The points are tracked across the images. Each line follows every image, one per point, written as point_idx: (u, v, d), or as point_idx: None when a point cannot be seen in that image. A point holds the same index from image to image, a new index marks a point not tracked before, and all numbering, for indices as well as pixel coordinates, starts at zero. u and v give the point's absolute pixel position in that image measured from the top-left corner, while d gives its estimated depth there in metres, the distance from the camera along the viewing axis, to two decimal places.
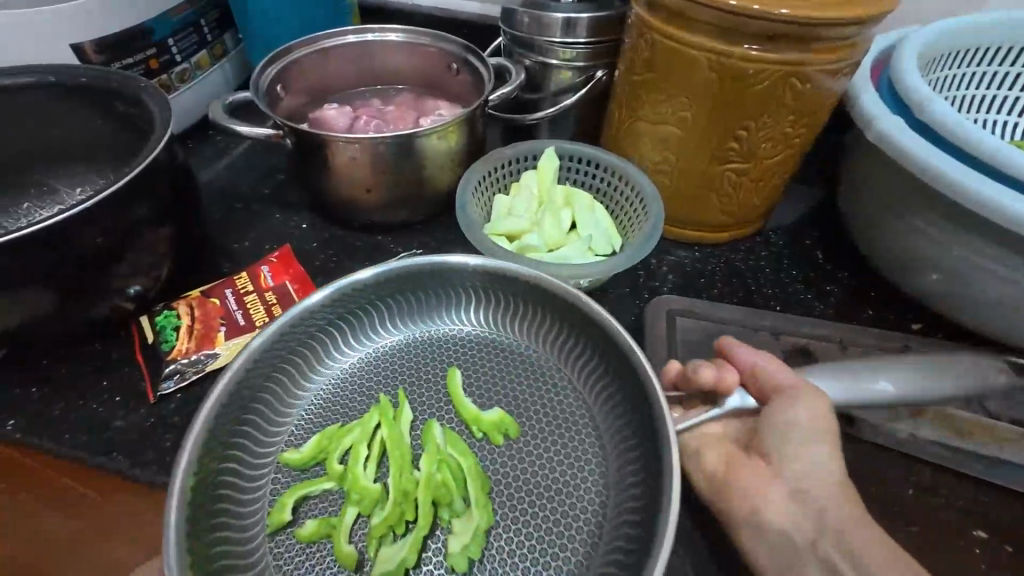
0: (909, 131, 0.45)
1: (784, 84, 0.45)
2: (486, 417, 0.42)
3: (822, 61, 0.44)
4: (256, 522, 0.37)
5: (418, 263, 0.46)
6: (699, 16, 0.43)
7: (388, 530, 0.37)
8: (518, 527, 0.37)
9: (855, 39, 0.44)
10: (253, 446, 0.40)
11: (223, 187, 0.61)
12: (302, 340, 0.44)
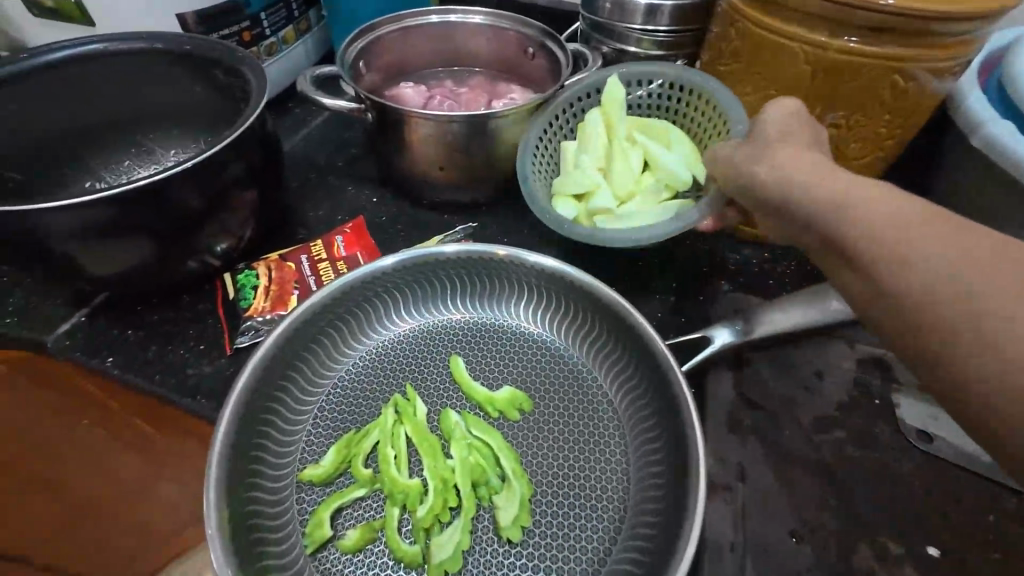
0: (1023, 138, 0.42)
1: (883, 81, 0.43)
2: (495, 397, 0.44)
3: (929, 58, 0.41)
4: (292, 536, 0.38)
5: (416, 259, 0.48)
6: (796, 7, 0.41)
7: (434, 520, 0.39)
8: (552, 495, 0.40)
9: (969, 35, 0.41)
10: (278, 444, 0.41)
11: (301, 157, 0.64)
12: (313, 334, 0.45)
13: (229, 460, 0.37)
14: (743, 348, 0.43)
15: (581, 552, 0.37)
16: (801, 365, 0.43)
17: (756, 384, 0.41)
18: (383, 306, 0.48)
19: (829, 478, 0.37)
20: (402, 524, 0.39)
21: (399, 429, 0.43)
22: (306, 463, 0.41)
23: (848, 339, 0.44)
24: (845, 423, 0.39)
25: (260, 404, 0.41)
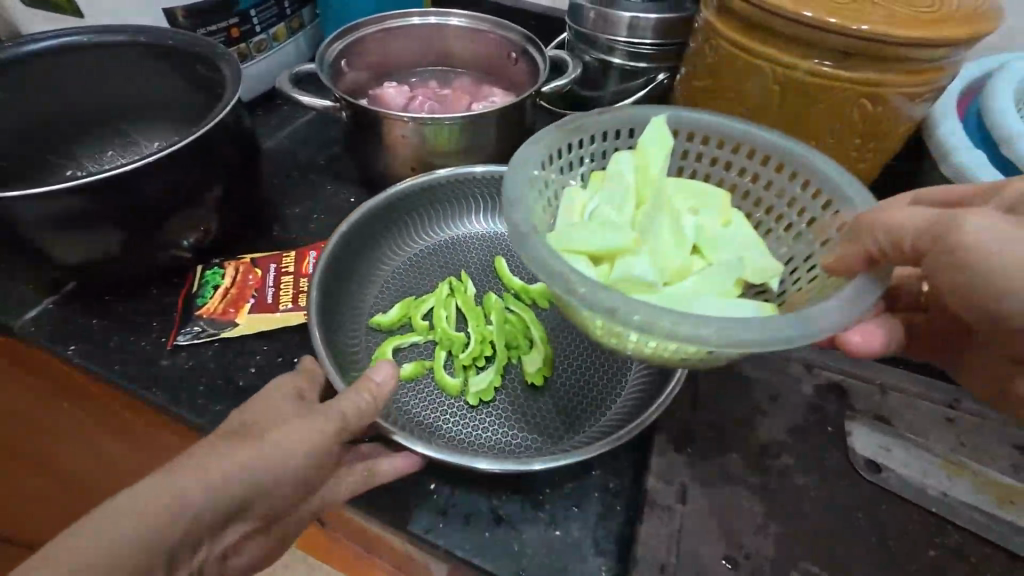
0: (994, 170, 0.41)
1: (853, 105, 0.43)
2: (532, 287, 0.50)
3: (900, 83, 0.41)
4: (363, 365, 0.44)
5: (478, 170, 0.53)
6: (771, 25, 0.41)
7: (474, 363, 0.44)
8: (578, 363, 0.45)
9: (941, 62, 0.41)
10: (350, 299, 0.47)
11: (284, 155, 0.65)
12: (386, 219, 0.51)
13: (318, 292, 0.43)
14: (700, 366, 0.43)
15: (591, 405, 0.43)
16: (757, 386, 0.42)
17: (710, 402, 0.41)
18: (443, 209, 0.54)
19: (773, 503, 0.36)
20: (449, 362, 0.44)
21: (455, 298, 0.48)
22: (372, 315, 0.47)
23: (807, 362, 0.44)
24: (796, 448, 0.39)
25: (339, 262, 0.47)
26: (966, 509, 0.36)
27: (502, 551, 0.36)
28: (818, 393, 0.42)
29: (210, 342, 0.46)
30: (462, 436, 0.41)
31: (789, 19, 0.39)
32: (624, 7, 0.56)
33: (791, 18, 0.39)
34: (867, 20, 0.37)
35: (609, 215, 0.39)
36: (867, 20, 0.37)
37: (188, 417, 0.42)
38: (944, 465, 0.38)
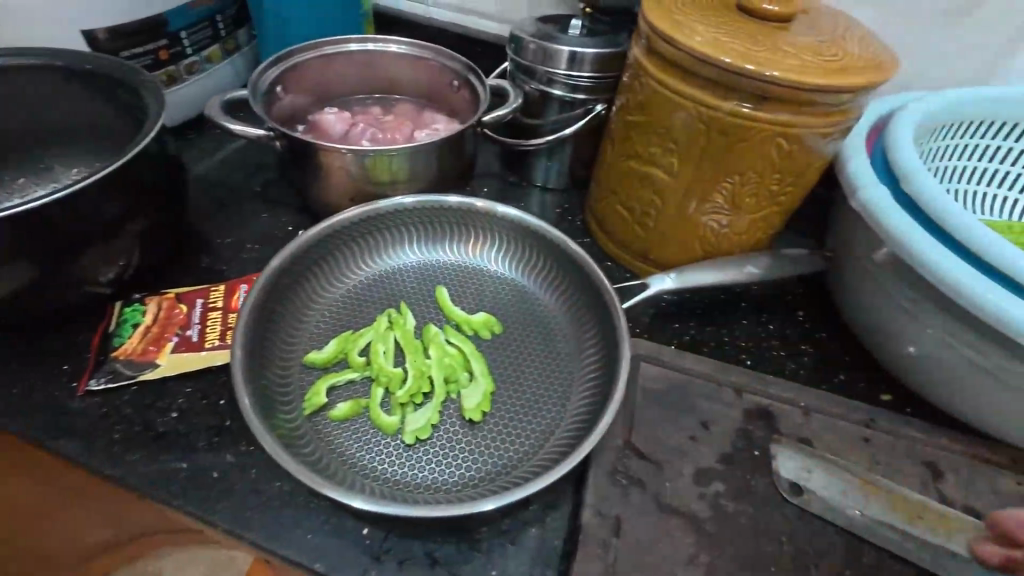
0: (897, 208, 0.44)
1: (773, 143, 0.45)
2: (474, 318, 0.49)
3: (813, 124, 0.44)
4: (294, 406, 0.42)
5: (423, 200, 0.51)
6: (693, 67, 0.44)
7: (411, 400, 0.43)
8: (514, 400, 0.45)
9: (848, 105, 0.44)
10: (281, 339, 0.45)
11: (218, 181, 0.63)
12: (324, 250, 0.50)
13: (243, 334, 0.41)
14: (635, 393, 0.44)
15: (525, 442, 0.42)
16: (688, 413, 0.44)
17: (645, 431, 0.42)
18: (380, 239, 0.52)
19: (704, 532, 0.37)
20: (386, 400, 0.43)
21: (396, 331, 0.48)
22: (307, 352, 0.46)
23: (736, 388, 0.45)
24: (727, 474, 0.40)
25: (268, 301, 0.45)
26: (879, 527, 0.38)
27: None
28: (747, 420, 0.43)
29: (127, 386, 0.43)
30: (396, 478, 0.40)
31: (711, 63, 0.42)
32: (562, 41, 0.58)
33: (713, 61, 0.41)
34: (779, 66, 0.40)
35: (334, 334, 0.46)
36: (778, 66, 0.40)
37: (100, 468, 0.39)
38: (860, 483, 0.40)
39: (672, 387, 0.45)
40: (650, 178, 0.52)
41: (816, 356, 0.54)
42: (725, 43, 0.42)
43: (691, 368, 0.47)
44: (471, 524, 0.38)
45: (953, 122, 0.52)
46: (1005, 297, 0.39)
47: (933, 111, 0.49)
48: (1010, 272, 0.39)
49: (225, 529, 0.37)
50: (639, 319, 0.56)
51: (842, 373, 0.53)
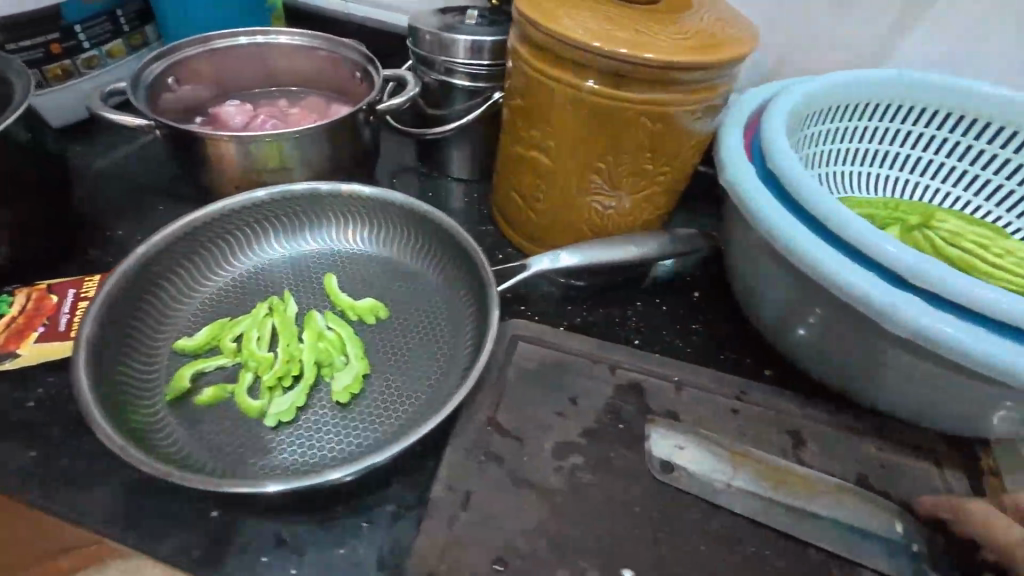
0: (764, 189, 0.45)
1: (642, 123, 0.46)
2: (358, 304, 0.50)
3: (678, 102, 0.45)
4: (157, 393, 0.42)
5: (301, 188, 0.52)
6: (560, 50, 0.44)
7: (279, 384, 0.43)
8: (388, 382, 0.45)
9: (711, 83, 0.45)
10: (152, 328, 0.46)
11: (119, 175, 0.62)
12: (201, 242, 0.50)
13: (95, 327, 0.41)
14: (508, 372, 0.44)
15: (393, 422, 0.42)
16: (558, 391, 0.44)
17: (512, 408, 0.42)
18: (265, 229, 0.52)
19: (554, 505, 0.37)
20: (254, 385, 0.43)
21: (275, 318, 0.47)
22: (178, 339, 0.46)
23: (611, 364, 0.46)
24: (588, 448, 0.40)
25: (133, 290, 0.45)
26: (732, 494, 0.39)
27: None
28: (618, 395, 0.44)
29: None
30: (253, 462, 0.39)
31: (573, 44, 0.43)
32: (460, 31, 0.59)
33: (574, 42, 0.42)
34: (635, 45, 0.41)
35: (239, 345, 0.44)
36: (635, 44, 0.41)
37: None
38: (727, 453, 0.41)
39: (547, 365, 0.46)
40: (535, 163, 0.52)
41: (705, 335, 0.54)
42: (587, 25, 0.43)
43: (572, 347, 0.47)
44: (325, 504, 0.38)
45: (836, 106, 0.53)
46: (872, 280, 0.39)
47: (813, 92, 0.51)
48: (879, 256, 0.39)
49: (67, 516, 0.36)
50: (534, 303, 0.56)
51: (729, 351, 0.53)
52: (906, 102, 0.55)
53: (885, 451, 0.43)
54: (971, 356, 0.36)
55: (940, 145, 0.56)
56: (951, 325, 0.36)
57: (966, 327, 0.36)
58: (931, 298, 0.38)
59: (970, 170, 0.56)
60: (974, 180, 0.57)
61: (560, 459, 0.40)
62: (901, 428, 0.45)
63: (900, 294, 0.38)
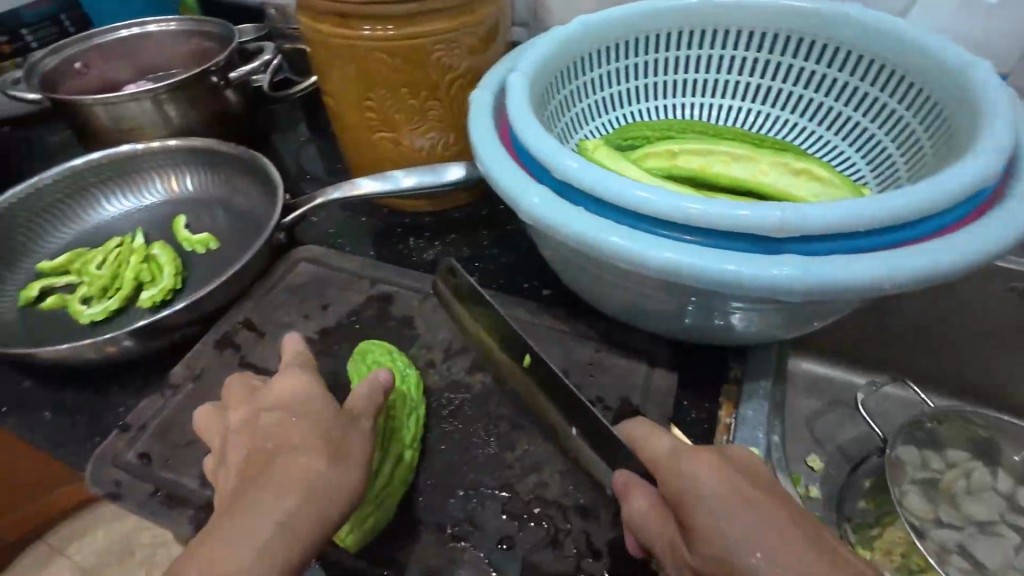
0: (485, 126, 0.46)
1: (406, 57, 0.50)
2: (198, 236, 0.59)
3: (432, 30, 0.48)
4: (13, 301, 0.53)
5: (127, 149, 0.60)
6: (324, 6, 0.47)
7: (100, 293, 0.53)
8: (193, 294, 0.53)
9: (464, 9, 0.49)
10: (30, 250, 0.58)
11: (55, 145, 0.76)
12: (53, 199, 0.59)
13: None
14: (277, 285, 0.51)
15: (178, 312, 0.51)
16: (314, 298, 0.50)
17: (264, 313, 0.49)
18: (129, 180, 0.62)
19: (264, 382, 0.44)
20: (86, 296, 0.53)
21: (120, 248, 0.57)
22: (43, 261, 0.57)
23: (370, 279, 0.51)
24: (317, 342, 0.47)
25: (8, 222, 0.56)
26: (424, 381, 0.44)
27: (52, 428, 0.44)
28: (363, 304, 0.49)
29: None
30: (66, 342, 0.50)
31: None
32: None
33: None
34: None
35: (88, 271, 0.55)
36: None
37: None
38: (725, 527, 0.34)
39: (315, 280, 0.52)
40: (334, 109, 0.57)
41: (490, 266, 0.57)
42: None
43: (344, 266, 0.53)
44: (102, 382, 0.47)
45: (630, 39, 0.54)
46: (577, 215, 0.38)
47: (591, 30, 0.51)
48: (560, 175, 0.39)
49: None
50: (353, 238, 0.61)
51: (516, 277, 0.55)
52: (716, 27, 0.54)
53: (600, 352, 0.45)
54: (629, 260, 0.36)
55: (753, 67, 0.56)
56: (613, 232, 0.36)
57: (628, 233, 0.36)
58: (608, 211, 0.38)
59: (786, 89, 0.56)
60: (792, 98, 0.56)
61: (286, 351, 0.46)
62: (630, 333, 0.46)
63: (583, 211, 0.38)
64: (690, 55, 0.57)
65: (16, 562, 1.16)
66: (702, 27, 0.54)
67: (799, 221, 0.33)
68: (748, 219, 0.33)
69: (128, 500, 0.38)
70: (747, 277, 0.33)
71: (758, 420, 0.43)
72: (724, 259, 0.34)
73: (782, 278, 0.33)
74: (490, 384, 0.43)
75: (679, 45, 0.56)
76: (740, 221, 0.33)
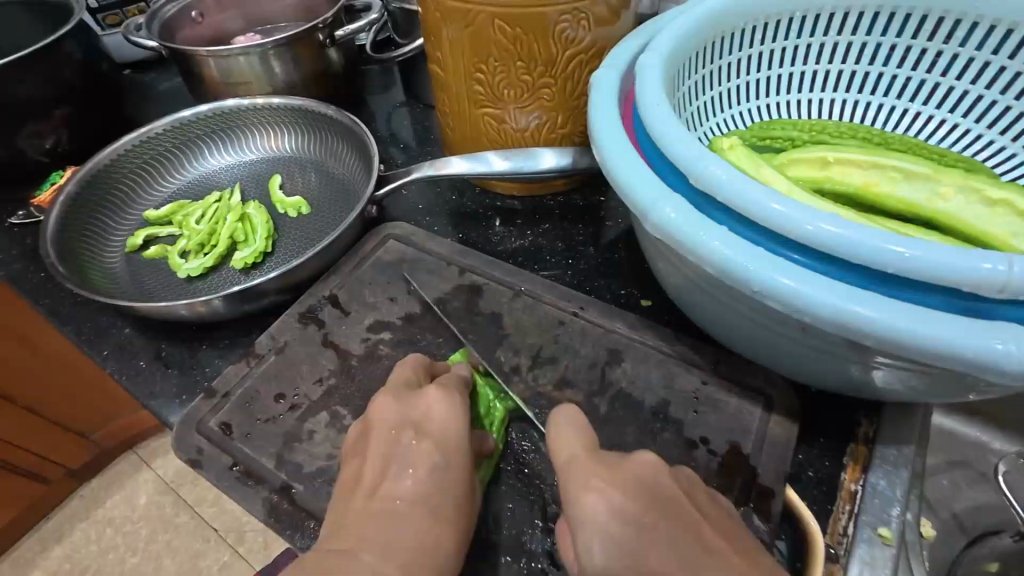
0: (610, 111, 0.40)
1: (526, 27, 0.45)
2: (292, 199, 0.58)
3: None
4: (121, 246, 0.55)
5: (230, 103, 0.60)
6: None
7: (199, 248, 0.54)
8: (284, 260, 0.53)
9: None
10: (138, 197, 0.59)
11: (169, 93, 0.78)
12: (162, 148, 0.60)
13: (77, 185, 0.54)
14: (365, 261, 0.50)
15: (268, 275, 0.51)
16: (400, 280, 0.48)
17: (350, 290, 0.47)
18: (231, 134, 0.63)
19: (345, 364, 0.42)
20: (184, 250, 0.54)
21: (218, 204, 0.58)
22: (149, 209, 0.59)
23: (459, 268, 0.48)
24: (400, 328, 0.45)
25: (120, 168, 0.58)
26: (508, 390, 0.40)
27: (146, 379, 0.46)
28: (451, 294, 0.46)
29: (28, 223, 0.60)
30: (166, 293, 0.51)
31: None
32: None
33: None
34: None
35: (189, 224, 0.56)
36: None
37: (13, 260, 0.57)
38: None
39: (401, 261, 0.49)
40: (439, 79, 0.53)
41: (587, 264, 0.52)
42: None
43: (433, 250, 0.50)
44: (192, 339, 0.47)
45: (786, 18, 0.46)
46: (725, 235, 0.31)
47: (742, 7, 0.44)
48: (698, 184, 0.33)
49: (43, 309, 0.51)
50: (443, 217, 0.58)
51: (613, 281, 0.50)
52: (896, 10, 0.45)
53: (708, 385, 0.40)
54: (786, 304, 0.29)
55: (934, 62, 0.47)
56: (770, 265, 0.29)
57: (789, 268, 0.29)
58: (758, 235, 0.31)
59: (972, 91, 0.47)
60: (979, 103, 0.47)
61: (367, 335, 0.44)
62: (743, 367, 0.40)
63: (732, 232, 0.31)
64: (855, 42, 0.48)
65: (110, 466, 1.29)
66: (879, 9, 0.45)
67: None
68: (959, 272, 0.26)
69: (209, 467, 0.38)
70: (947, 344, 0.26)
71: (895, 495, 0.36)
72: (919, 318, 0.27)
73: (997, 354, 0.25)
74: (580, 404, 0.39)
75: (843, 30, 0.48)
76: (947, 272, 0.26)
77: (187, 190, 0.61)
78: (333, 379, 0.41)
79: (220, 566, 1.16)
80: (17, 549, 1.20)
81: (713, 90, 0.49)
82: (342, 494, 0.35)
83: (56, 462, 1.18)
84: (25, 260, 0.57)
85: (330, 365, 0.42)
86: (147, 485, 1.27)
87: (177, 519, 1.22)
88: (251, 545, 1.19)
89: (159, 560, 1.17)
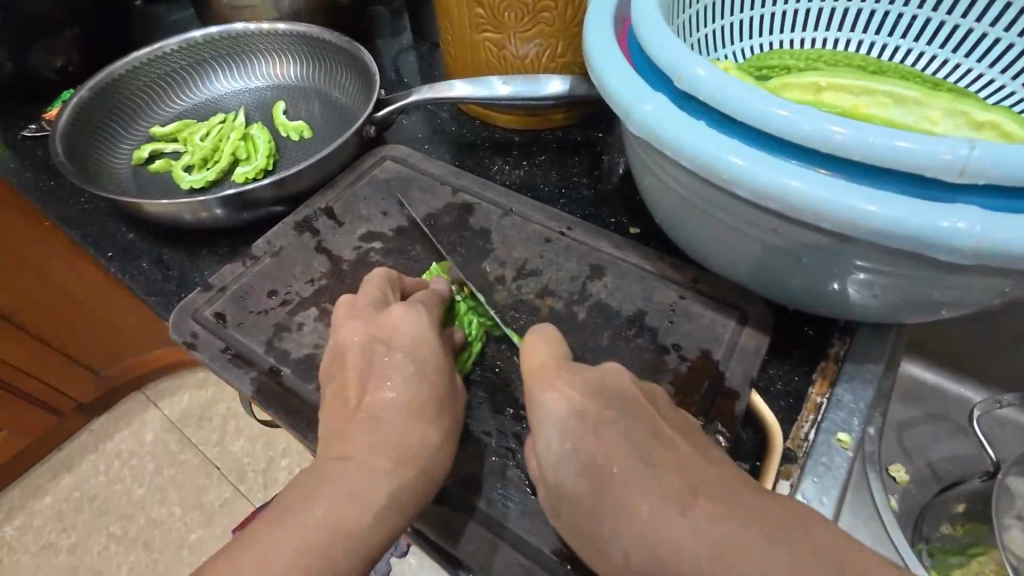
0: (604, 23, 0.40)
1: None
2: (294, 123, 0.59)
3: None
4: (127, 160, 0.57)
5: (239, 27, 0.61)
6: None
7: (201, 163, 0.55)
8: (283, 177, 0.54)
9: None
10: (144, 114, 0.61)
11: (179, 24, 0.79)
12: (170, 68, 0.61)
13: (86, 95, 0.56)
14: (361, 178, 0.51)
15: None
16: (394, 197, 0.49)
17: (345, 204, 0.49)
18: (239, 59, 0.64)
19: (338, 269, 0.44)
20: (188, 164, 0.55)
21: (223, 124, 0.59)
22: (155, 126, 0.60)
23: (453, 187, 0.49)
24: (391, 239, 0.46)
25: (129, 83, 0.59)
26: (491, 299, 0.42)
27: (148, 278, 0.48)
28: (443, 211, 0.47)
29: (39, 137, 0.62)
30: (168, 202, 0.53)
31: None
32: None
33: None
34: None
35: (194, 141, 0.57)
36: None
37: (24, 169, 0.59)
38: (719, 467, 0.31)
39: (397, 179, 0.50)
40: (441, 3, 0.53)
41: (579, 194, 0.53)
42: None
43: (428, 170, 0.51)
44: (193, 245, 0.49)
45: None
46: (705, 133, 0.32)
47: None
48: (681, 85, 0.33)
49: (52, 213, 0.54)
50: (440, 147, 0.59)
51: (603, 209, 0.51)
52: None
53: (686, 299, 0.41)
54: (759, 193, 0.30)
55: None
56: (745, 157, 0.30)
57: (766, 162, 0.30)
58: (738, 133, 0.31)
59: (977, 29, 0.46)
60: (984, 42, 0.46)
61: (360, 245, 0.46)
62: (722, 285, 0.42)
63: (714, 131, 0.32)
64: None
65: (119, 403, 1.34)
66: None
67: (994, 167, 0.26)
68: (927, 157, 0.27)
69: (203, 351, 0.40)
70: (913, 229, 0.27)
71: (857, 407, 0.37)
72: (880, 201, 0.28)
73: (954, 232, 0.27)
74: (560, 312, 0.41)
75: None
76: (916, 157, 0.27)
77: (192, 112, 0.62)
78: (325, 281, 0.43)
79: (222, 501, 1.21)
80: (30, 475, 1.26)
81: (714, 23, 0.49)
82: (327, 378, 0.36)
83: (69, 395, 1.21)
84: (37, 170, 0.59)
85: (322, 268, 0.44)
86: (154, 422, 1.31)
87: (182, 455, 1.26)
88: (251, 484, 1.23)
89: (163, 493, 1.22)
